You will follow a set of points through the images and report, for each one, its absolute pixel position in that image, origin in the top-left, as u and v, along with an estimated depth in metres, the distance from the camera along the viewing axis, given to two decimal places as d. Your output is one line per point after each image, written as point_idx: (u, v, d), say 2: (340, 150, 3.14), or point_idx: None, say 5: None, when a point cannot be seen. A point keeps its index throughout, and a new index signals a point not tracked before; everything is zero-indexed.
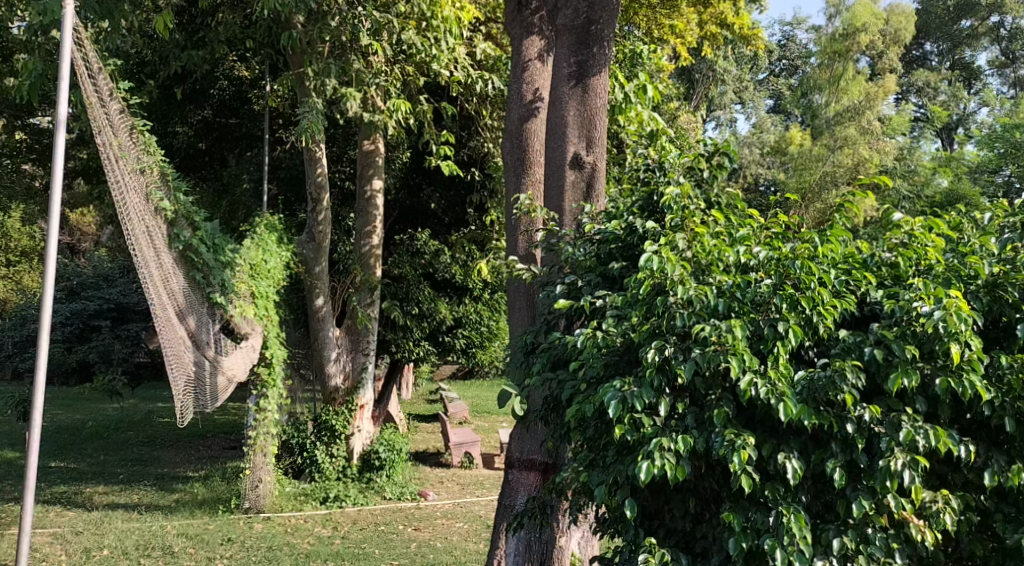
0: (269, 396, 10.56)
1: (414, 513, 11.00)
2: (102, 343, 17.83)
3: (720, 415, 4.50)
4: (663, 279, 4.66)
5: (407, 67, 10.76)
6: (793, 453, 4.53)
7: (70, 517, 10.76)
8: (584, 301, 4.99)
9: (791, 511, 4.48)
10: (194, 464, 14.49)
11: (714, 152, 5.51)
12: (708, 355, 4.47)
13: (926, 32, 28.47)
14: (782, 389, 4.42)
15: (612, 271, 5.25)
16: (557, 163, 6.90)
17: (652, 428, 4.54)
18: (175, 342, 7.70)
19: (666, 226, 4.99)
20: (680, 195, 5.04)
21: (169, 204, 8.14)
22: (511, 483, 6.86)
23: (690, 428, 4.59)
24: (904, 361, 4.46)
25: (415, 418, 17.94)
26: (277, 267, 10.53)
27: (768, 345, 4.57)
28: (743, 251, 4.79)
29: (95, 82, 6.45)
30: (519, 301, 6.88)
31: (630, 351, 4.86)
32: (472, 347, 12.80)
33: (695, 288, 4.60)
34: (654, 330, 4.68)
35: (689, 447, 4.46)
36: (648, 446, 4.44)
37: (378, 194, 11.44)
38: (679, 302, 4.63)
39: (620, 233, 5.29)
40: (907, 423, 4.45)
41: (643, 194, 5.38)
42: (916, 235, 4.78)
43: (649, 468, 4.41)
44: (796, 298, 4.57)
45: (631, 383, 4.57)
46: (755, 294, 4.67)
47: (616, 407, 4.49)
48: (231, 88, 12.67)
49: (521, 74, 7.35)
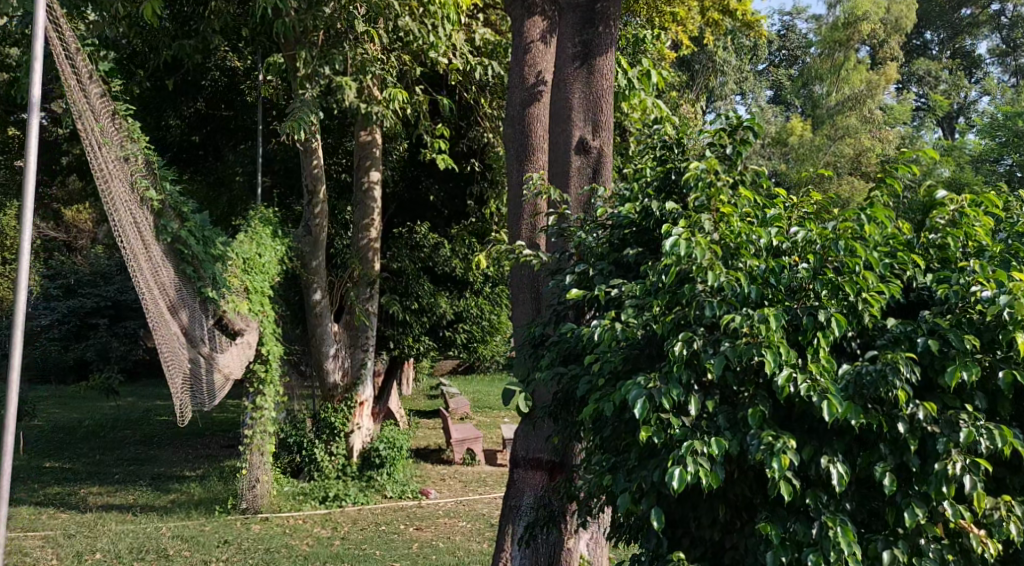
0: (266, 394, 10.24)
1: (415, 512, 10.69)
2: (100, 341, 17.81)
3: (756, 415, 4.25)
4: (690, 264, 4.34)
5: (404, 57, 10.47)
6: (838, 457, 4.27)
7: (62, 520, 10.48)
8: (598, 291, 4.71)
9: (838, 524, 4.21)
10: (192, 463, 14.22)
11: (736, 127, 5.03)
12: (740, 348, 4.21)
13: (926, 21, 28.25)
14: (825, 385, 4.16)
15: (626, 258, 4.97)
16: (562, 147, 6.61)
17: (681, 429, 4.27)
18: (168, 338, 7.38)
19: (690, 207, 4.67)
20: (706, 169, 4.70)
21: (155, 194, 7.82)
22: (516, 483, 6.56)
23: (722, 430, 4.31)
24: (962, 353, 4.19)
25: (414, 415, 17.67)
26: (273, 261, 10.18)
27: (807, 336, 4.32)
28: (775, 234, 4.51)
29: (73, 64, 6.11)
30: (523, 293, 6.57)
31: (654, 344, 4.59)
32: (472, 343, 12.54)
33: (726, 275, 4.30)
34: (678, 321, 4.41)
35: (724, 452, 4.19)
36: (680, 451, 4.16)
37: (376, 185, 11.12)
38: (707, 291, 4.37)
39: (635, 218, 5.01)
40: (967, 423, 4.18)
41: (659, 173, 5.08)
42: (966, 213, 4.50)
43: (681, 475, 4.13)
44: (840, 284, 4.30)
45: (657, 380, 4.28)
46: (790, 280, 4.42)
47: (642, 407, 4.19)
48: (224, 80, 12.39)
49: (523, 56, 7.04)
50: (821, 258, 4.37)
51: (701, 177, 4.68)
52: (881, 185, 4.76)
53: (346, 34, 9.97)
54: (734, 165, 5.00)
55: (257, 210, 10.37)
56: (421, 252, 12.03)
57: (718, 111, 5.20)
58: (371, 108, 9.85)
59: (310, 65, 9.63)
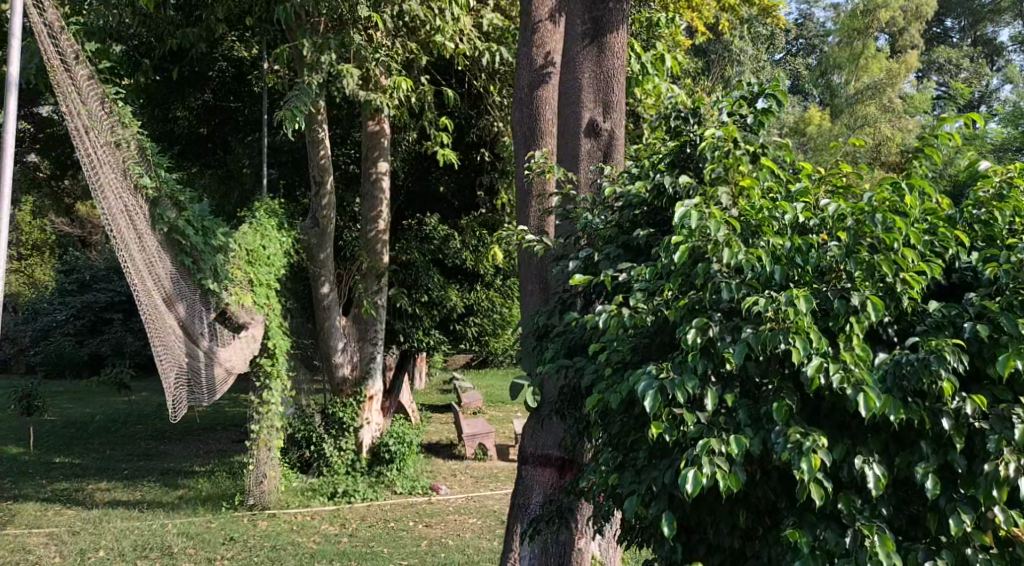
0: (273, 388, 9.93)
1: (424, 509, 10.43)
2: (115, 335, 17.82)
3: (781, 410, 3.97)
4: (704, 242, 4.07)
5: (409, 45, 10.21)
6: (873, 457, 4.02)
7: (67, 516, 10.27)
8: (605, 276, 4.44)
9: (876, 532, 3.96)
10: (202, 458, 14.02)
11: (759, 94, 4.78)
12: (764, 334, 3.95)
13: (946, 9, 27.85)
14: (861, 377, 3.90)
15: (638, 240, 4.69)
16: (571, 129, 6.35)
17: (696, 427, 4.01)
18: (162, 331, 7.16)
19: (706, 178, 4.38)
20: (724, 136, 4.46)
21: (150, 182, 7.58)
22: (525, 480, 6.30)
23: (742, 427, 4.05)
24: (1017, 341, 3.94)
25: (427, 409, 17.42)
26: (277, 253, 9.92)
27: (839, 322, 4.05)
28: (802, 210, 4.26)
29: (57, 43, 5.91)
30: (530, 278, 6.29)
31: (664, 333, 4.33)
32: (484, 336, 12.21)
33: (745, 253, 4.02)
34: (693, 306, 4.14)
35: (743, 452, 3.92)
36: (695, 451, 3.90)
37: (384, 176, 10.82)
38: (724, 271, 4.07)
39: (646, 196, 4.74)
40: (1019, 419, 3.95)
41: (673, 148, 4.79)
42: (1014, 184, 4.26)
43: (696, 478, 3.86)
44: (876, 263, 4.01)
45: (669, 369, 4.02)
46: (820, 260, 4.14)
47: (653, 398, 3.93)
48: (232, 70, 12.16)
49: (531, 37, 6.76)
50: (856, 234, 4.08)
51: (719, 145, 4.42)
52: (919, 156, 4.47)
53: (347, 20, 9.73)
54: (757, 135, 4.71)
55: (263, 201, 10.11)
56: (430, 244, 11.75)
57: (738, 79, 4.93)
58: (373, 95, 9.59)
59: (310, 53, 9.40)
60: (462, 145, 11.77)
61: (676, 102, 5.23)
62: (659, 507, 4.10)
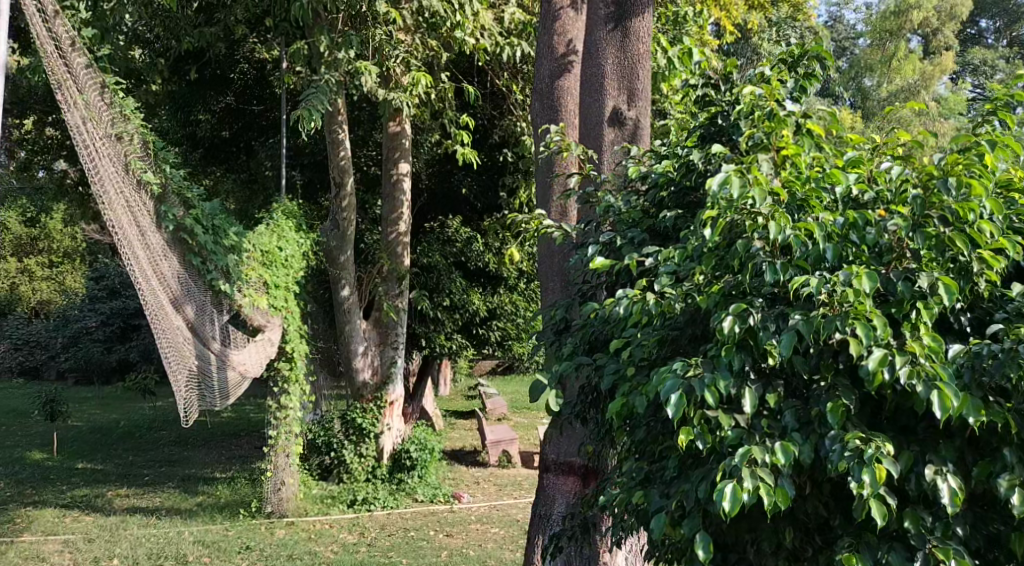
0: (291, 393, 9.61)
1: (446, 518, 10.06)
2: (141, 342, 17.68)
3: (837, 412, 3.64)
4: (744, 214, 3.76)
5: (430, 41, 9.79)
6: (948, 467, 3.66)
7: (84, 523, 10.00)
8: (631, 259, 4.13)
9: (953, 556, 3.59)
10: (224, 464, 13.72)
11: (801, 58, 4.54)
12: (816, 322, 3.60)
13: (981, 10, 27.59)
14: (933, 371, 3.54)
15: (664, 222, 4.40)
16: (594, 120, 6.03)
17: (733, 432, 3.68)
18: (169, 334, 6.87)
19: (743, 145, 4.04)
20: (763, 94, 4.18)
21: (155, 178, 7.25)
22: (547, 490, 6.00)
23: (789, 431, 3.72)
24: None
25: (452, 416, 17.09)
26: (295, 255, 9.64)
27: (903, 309, 3.70)
28: (855, 181, 3.99)
29: (52, 28, 5.68)
30: (552, 279, 6.04)
31: (696, 324, 3.99)
32: (507, 340, 11.86)
33: (793, 228, 3.70)
34: (729, 292, 3.81)
35: (790, 461, 3.59)
36: (735, 462, 3.56)
37: (405, 177, 10.49)
38: (766, 249, 3.76)
39: (674, 174, 4.47)
40: None
41: (704, 121, 4.58)
42: None
43: (736, 495, 3.52)
44: (944, 239, 3.68)
45: (699, 367, 3.69)
46: (878, 237, 3.78)
47: (678, 403, 3.61)
48: (254, 72, 11.90)
49: (552, 25, 6.43)
50: (926, 205, 3.73)
51: (757, 106, 4.17)
52: (989, 121, 4.14)
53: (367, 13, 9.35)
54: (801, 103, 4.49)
55: (280, 201, 9.84)
56: (453, 247, 11.47)
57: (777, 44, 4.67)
58: (391, 92, 9.19)
59: (327, 50, 9.06)
60: (485, 146, 11.43)
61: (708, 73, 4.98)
62: (691, 525, 3.74)
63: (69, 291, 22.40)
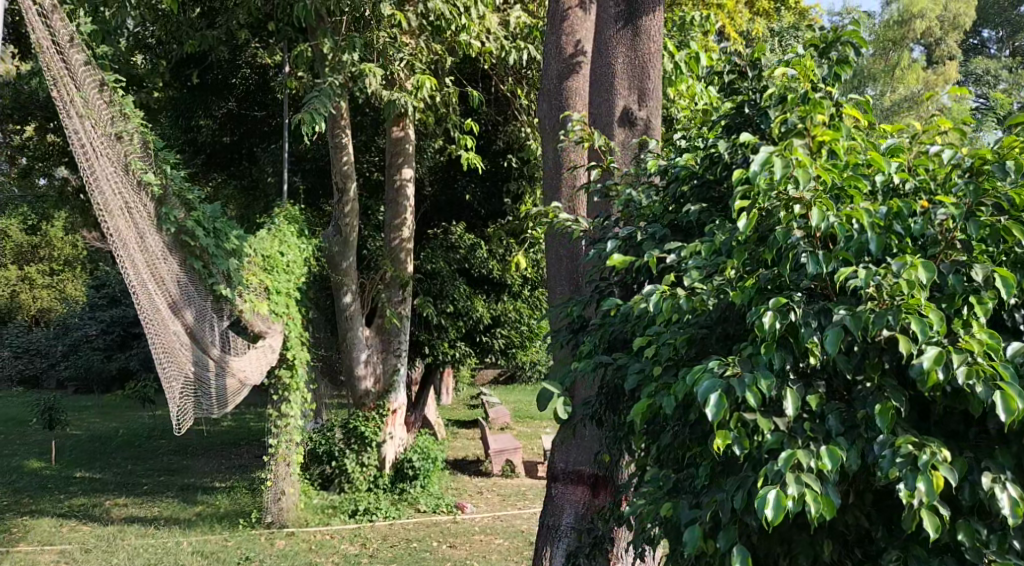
0: (292, 401, 9.44)
1: (449, 528, 9.89)
2: (142, 350, 17.55)
3: (886, 414, 3.52)
4: (781, 200, 3.70)
5: (434, 45, 9.61)
6: (1007, 474, 3.55)
7: (81, 533, 9.83)
8: (653, 256, 4.04)
9: None
10: (224, 474, 13.53)
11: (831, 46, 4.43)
12: (865, 318, 3.51)
13: (984, 19, 27.55)
14: (992, 370, 3.46)
15: (688, 216, 4.35)
16: (604, 119, 5.90)
17: (773, 436, 3.56)
18: (165, 339, 6.72)
19: (777, 130, 3.99)
20: (795, 76, 4.17)
21: (155, 179, 7.10)
22: (554, 500, 5.84)
23: (834, 435, 3.59)
24: None
25: (453, 425, 16.92)
26: (297, 261, 9.51)
27: (955, 304, 3.63)
28: (896, 169, 3.87)
29: (50, 26, 5.55)
30: (559, 276, 6.02)
31: (728, 322, 3.91)
32: (511, 348, 11.69)
33: (837, 215, 3.61)
34: (765, 286, 3.72)
35: (837, 466, 3.46)
36: (779, 467, 3.44)
37: (408, 183, 10.35)
38: (803, 237, 3.66)
39: (696, 167, 4.44)
40: None
41: (730, 109, 4.56)
42: None
43: (779, 502, 3.40)
44: (1000, 229, 3.60)
45: (737, 367, 3.57)
46: (925, 228, 3.71)
47: (717, 403, 3.47)
48: (255, 77, 11.78)
49: (560, 24, 6.29)
50: (980, 192, 3.64)
51: (790, 88, 4.15)
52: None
53: (370, 16, 9.19)
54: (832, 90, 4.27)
55: (282, 207, 9.71)
56: (456, 253, 11.29)
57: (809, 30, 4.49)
58: (395, 94, 9.02)
59: (331, 52, 8.89)
60: (489, 153, 11.27)
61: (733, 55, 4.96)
62: (727, 538, 3.61)
63: (69, 299, 22.25)
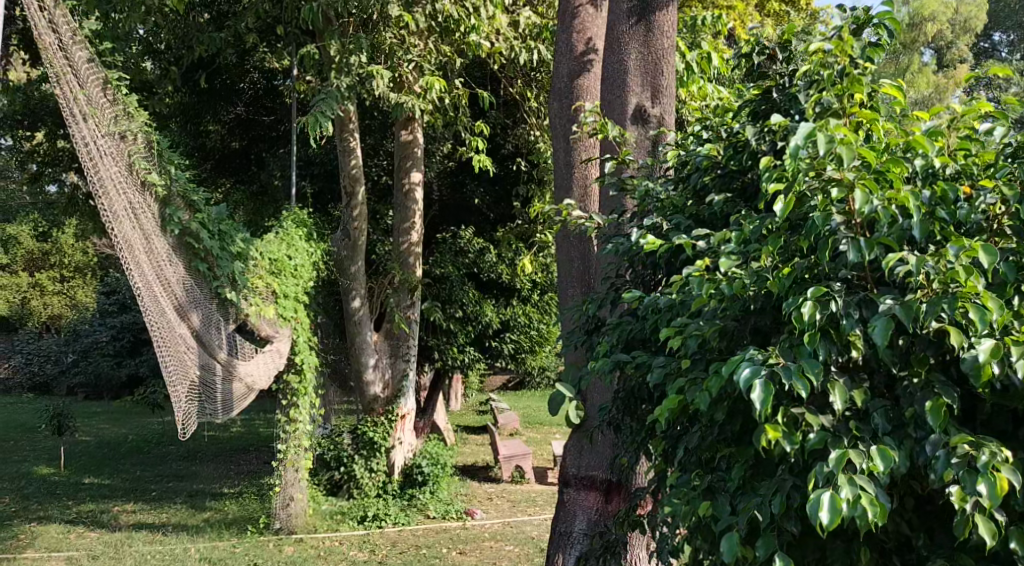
0: (300, 406, 9.32)
1: (459, 534, 9.75)
2: (151, 357, 17.47)
3: (939, 411, 3.40)
4: (817, 186, 3.57)
5: (444, 48, 9.39)
6: None
7: (89, 539, 9.72)
8: (683, 241, 3.96)
9: None
10: (231, 480, 13.40)
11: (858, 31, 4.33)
12: (914, 309, 3.39)
13: (996, 22, 27.35)
14: None
15: (712, 207, 4.30)
16: (615, 117, 5.77)
17: (818, 434, 3.45)
18: (171, 343, 6.62)
19: (811, 111, 3.83)
20: (832, 50, 3.95)
21: (159, 180, 6.98)
22: (566, 504, 5.72)
23: (881, 434, 3.48)
24: None
25: (463, 430, 16.78)
26: (306, 265, 9.37)
27: (1005, 293, 3.54)
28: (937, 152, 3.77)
29: (50, 21, 5.52)
30: (569, 279, 5.92)
31: (765, 314, 3.77)
32: (521, 353, 11.53)
33: (881, 199, 3.51)
34: (802, 276, 3.61)
35: (889, 468, 3.36)
36: (831, 468, 3.32)
37: (418, 186, 10.23)
38: (843, 224, 3.55)
39: (720, 157, 4.41)
40: None
41: (755, 95, 4.49)
42: None
43: (835, 504, 3.28)
44: None
45: (779, 356, 3.44)
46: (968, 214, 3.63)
47: (766, 391, 3.32)
48: (263, 82, 11.68)
49: (572, 21, 6.16)
50: None
51: (826, 62, 3.98)
52: None
53: (378, 17, 9.05)
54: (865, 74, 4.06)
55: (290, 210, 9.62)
56: (465, 257, 11.13)
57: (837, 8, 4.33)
58: (404, 96, 8.85)
59: (339, 54, 8.74)
60: (498, 156, 11.16)
61: (762, 37, 4.87)
62: (767, 544, 3.50)
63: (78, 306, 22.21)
